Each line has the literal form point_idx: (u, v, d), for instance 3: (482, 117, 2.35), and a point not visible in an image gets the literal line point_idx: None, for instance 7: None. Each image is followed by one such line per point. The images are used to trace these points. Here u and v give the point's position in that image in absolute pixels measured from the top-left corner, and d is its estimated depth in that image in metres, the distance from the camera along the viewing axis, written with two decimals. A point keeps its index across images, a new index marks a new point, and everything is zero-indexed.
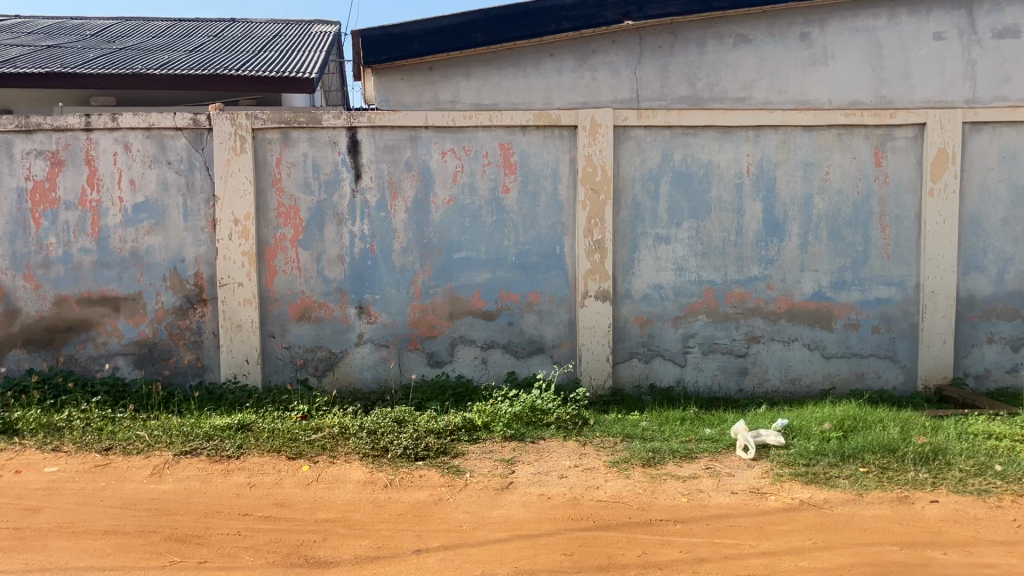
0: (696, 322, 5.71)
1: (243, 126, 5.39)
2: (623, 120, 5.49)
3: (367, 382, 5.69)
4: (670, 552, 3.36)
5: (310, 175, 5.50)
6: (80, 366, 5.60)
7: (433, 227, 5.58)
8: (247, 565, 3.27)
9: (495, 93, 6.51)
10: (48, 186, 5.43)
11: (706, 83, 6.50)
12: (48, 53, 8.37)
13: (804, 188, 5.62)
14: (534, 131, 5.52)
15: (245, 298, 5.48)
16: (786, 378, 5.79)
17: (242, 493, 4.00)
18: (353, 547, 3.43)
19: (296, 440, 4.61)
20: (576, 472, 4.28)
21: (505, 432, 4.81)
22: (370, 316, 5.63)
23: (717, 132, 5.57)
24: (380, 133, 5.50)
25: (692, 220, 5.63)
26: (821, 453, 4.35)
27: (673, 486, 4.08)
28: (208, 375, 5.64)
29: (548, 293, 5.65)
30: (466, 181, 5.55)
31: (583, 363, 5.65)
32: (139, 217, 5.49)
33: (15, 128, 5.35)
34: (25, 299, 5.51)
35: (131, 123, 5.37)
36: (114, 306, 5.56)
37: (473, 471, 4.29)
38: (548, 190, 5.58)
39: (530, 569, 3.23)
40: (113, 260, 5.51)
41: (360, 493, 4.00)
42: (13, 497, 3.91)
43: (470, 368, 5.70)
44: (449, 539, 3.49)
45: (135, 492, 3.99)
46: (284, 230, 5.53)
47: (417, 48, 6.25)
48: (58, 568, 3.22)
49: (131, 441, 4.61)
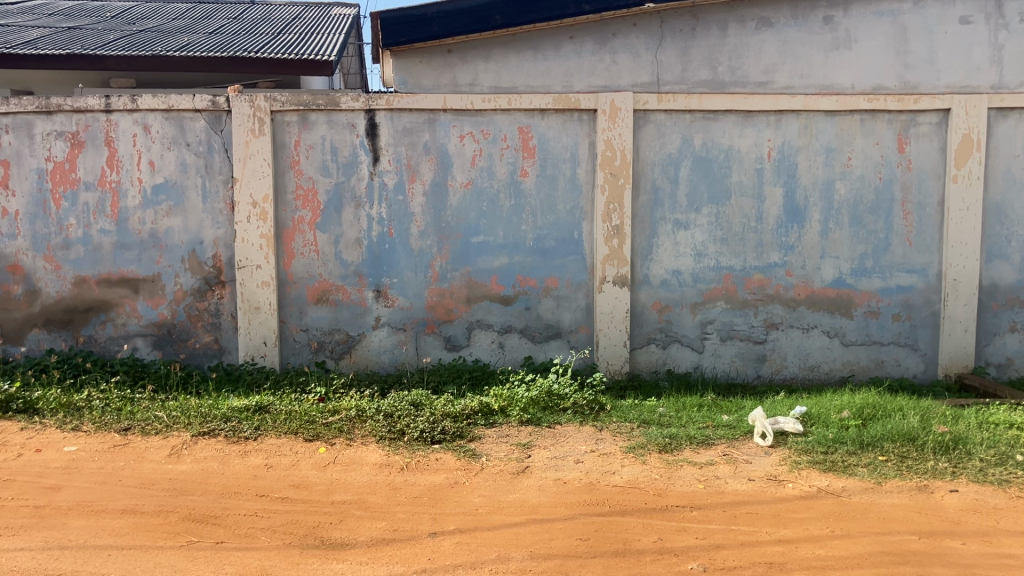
0: (714, 308, 5.68)
1: (262, 108, 5.38)
2: (643, 103, 5.44)
3: (384, 366, 5.70)
4: (685, 538, 3.35)
5: (328, 157, 5.49)
6: (99, 347, 5.64)
7: (451, 211, 5.56)
8: (264, 546, 3.28)
9: (514, 76, 6.48)
10: (68, 167, 5.45)
11: (728, 66, 6.39)
12: (68, 34, 8.38)
13: (825, 173, 5.56)
14: (553, 115, 5.49)
15: (263, 280, 5.49)
16: (804, 365, 5.75)
17: (259, 474, 4.02)
18: (370, 529, 3.44)
19: (313, 423, 4.63)
20: (592, 457, 4.28)
21: (522, 416, 4.81)
22: (388, 299, 5.63)
23: (737, 117, 5.51)
24: (399, 116, 5.48)
25: (712, 206, 5.59)
26: (840, 441, 4.33)
27: (690, 472, 4.06)
28: (226, 357, 5.66)
29: (566, 277, 5.63)
30: (484, 165, 5.52)
31: (600, 349, 5.63)
32: (158, 198, 5.50)
33: (36, 109, 5.38)
34: (46, 280, 5.56)
35: (149, 105, 5.38)
36: (133, 288, 5.59)
37: (489, 455, 4.29)
38: (567, 174, 5.55)
39: (545, 553, 3.22)
40: (132, 242, 5.54)
41: (377, 476, 4.02)
42: (34, 476, 3.94)
43: (487, 352, 5.70)
44: (464, 522, 3.49)
45: (154, 471, 4.02)
46: (302, 213, 5.53)
47: (437, 31, 6.23)
48: (77, 545, 3.25)
49: (149, 422, 4.64)
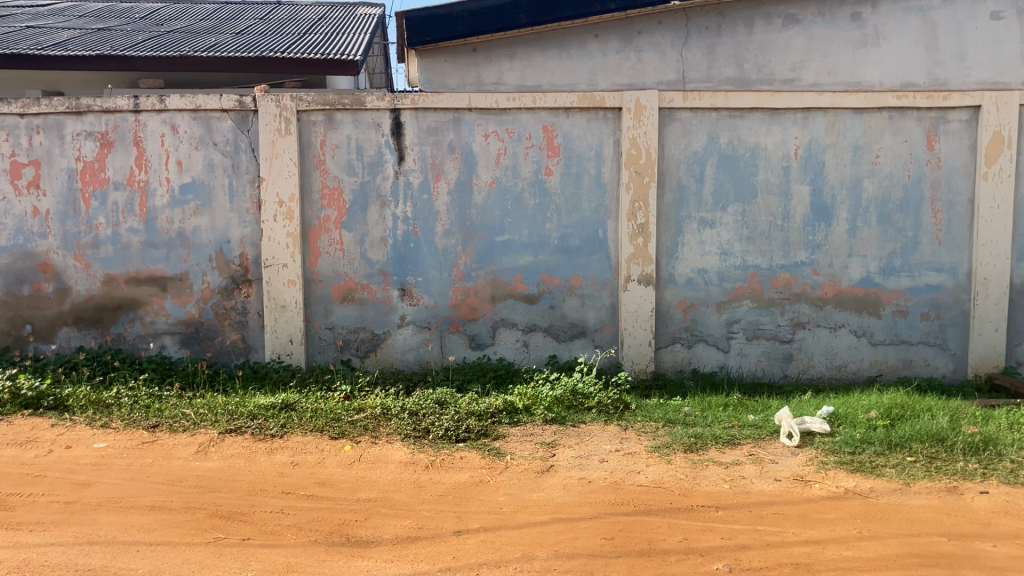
0: (741, 307, 5.65)
1: (288, 108, 5.42)
2: (668, 101, 5.42)
3: (409, 364, 5.72)
4: (711, 539, 3.33)
5: (353, 156, 5.51)
6: (128, 345, 5.70)
7: (476, 210, 5.57)
8: (290, 543, 3.30)
9: (539, 74, 6.47)
10: (97, 166, 5.51)
11: (754, 64, 6.34)
12: (98, 36, 8.47)
13: (853, 171, 5.51)
14: (578, 113, 5.48)
15: (289, 279, 5.52)
16: (832, 365, 5.70)
17: (285, 472, 4.05)
18: (395, 527, 3.45)
19: (338, 421, 4.65)
20: (617, 456, 4.27)
21: (546, 415, 4.81)
22: (413, 298, 5.65)
23: (764, 114, 5.46)
24: (424, 115, 5.49)
25: (738, 204, 5.55)
26: (867, 441, 4.29)
27: (715, 472, 4.04)
28: (253, 355, 5.70)
29: (590, 276, 5.61)
30: (509, 163, 5.52)
31: (625, 348, 5.61)
32: (185, 197, 5.55)
33: (66, 110, 5.45)
34: (75, 278, 5.63)
35: (177, 105, 5.43)
36: (162, 286, 5.64)
37: (514, 454, 4.29)
38: (592, 172, 5.53)
39: (570, 552, 3.22)
40: (160, 241, 5.59)
41: (402, 474, 4.03)
42: (64, 472, 3.99)
43: (511, 351, 5.70)
44: (489, 520, 3.50)
45: (181, 469, 4.06)
46: (328, 211, 5.55)
47: (462, 30, 6.24)
48: (106, 541, 3.28)
49: (177, 419, 4.69)
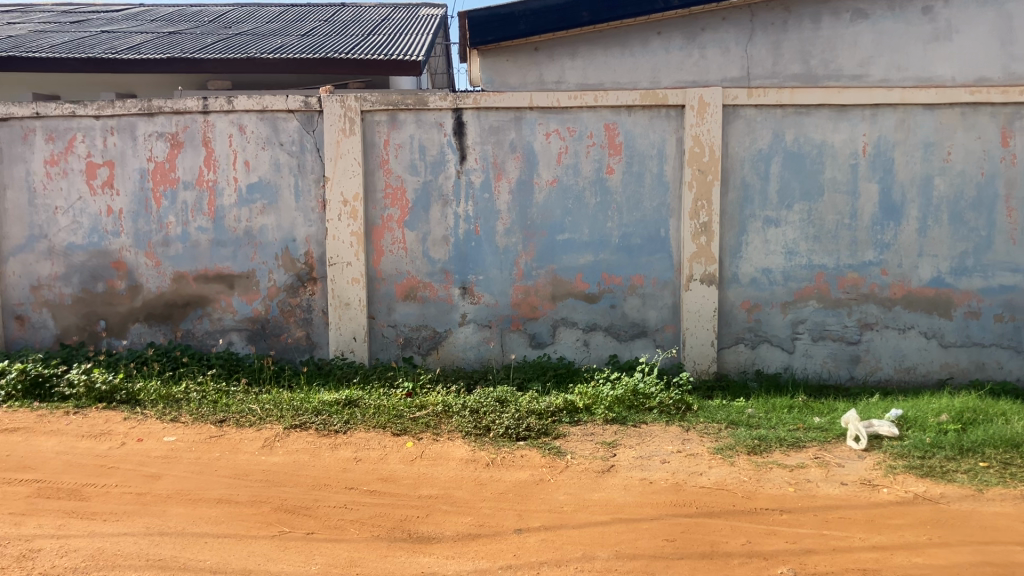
0: (806, 308, 5.55)
1: (352, 108, 5.48)
2: (733, 98, 5.35)
3: (470, 362, 5.74)
4: (775, 542, 3.28)
5: (416, 156, 5.56)
6: (196, 341, 5.83)
7: (537, 209, 5.57)
8: (353, 538, 3.34)
9: (601, 72, 6.45)
10: (168, 166, 5.64)
11: (821, 60, 6.24)
12: (168, 39, 8.68)
13: (923, 169, 5.38)
14: (640, 111, 5.44)
15: (353, 277, 5.59)
16: (900, 367, 5.57)
17: (349, 467, 4.10)
18: (456, 524, 3.47)
19: (400, 417, 4.70)
20: (679, 457, 4.23)
21: (607, 415, 4.78)
22: (473, 296, 5.67)
23: (831, 111, 5.36)
24: (485, 114, 5.50)
25: (804, 203, 5.45)
26: (938, 445, 4.18)
27: (779, 475, 3.97)
28: (317, 351, 5.79)
29: (652, 275, 5.58)
30: (570, 162, 5.51)
31: (687, 348, 5.56)
32: (252, 196, 5.65)
33: (138, 111, 5.59)
34: (146, 275, 5.77)
35: (244, 106, 5.53)
36: (229, 284, 5.75)
37: (575, 453, 4.28)
38: (654, 170, 5.49)
39: (631, 553, 3.20)
40: (228, 239, 5.71)
41: (463, 471, 4.05)
42: (135, 464, 4.10)
43: (571, 350, 5.69)
44: (550, 519, 3.50)
45: (248, 463, 4.14)
46: (391, 211, 5.61)
47: (524, 29, 6.24)
48: (176, 532, 3.36)
49: (244, 414, 4.78)
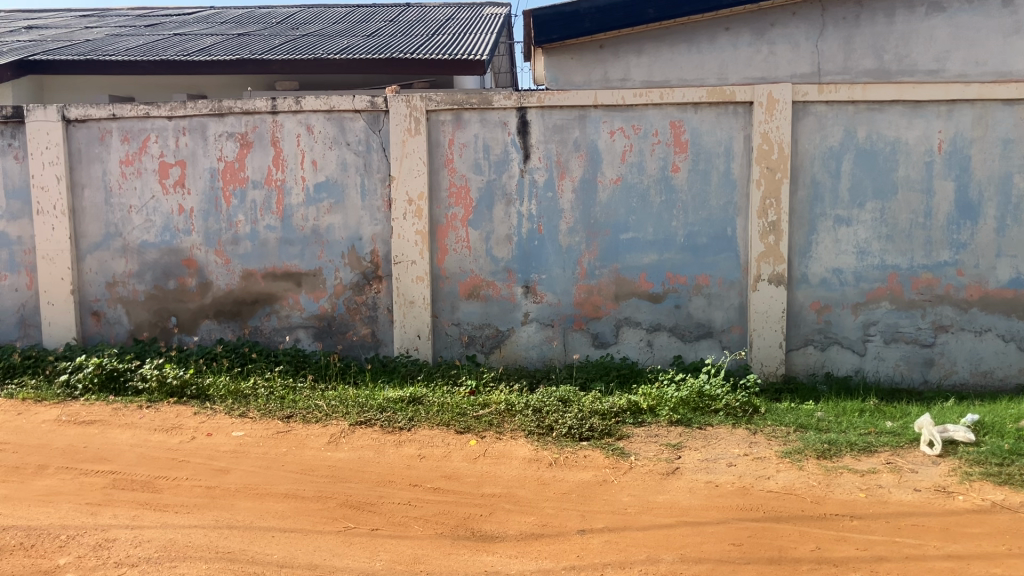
0: (878, 309, 5.42)
1: (418, 108, 5.51)
2: (803, 95, 5.24)
3: (532, 361, 5.73)
4: (845, 549, 3.21)
5: (480, 155, 5.57)
6: (264, 337, 5.93)
7: (601, 208, 5.53)
8: (417, 535, 3.36)
9: (667, 69, 6.37)
10: (237, 166, 5.75)
11: (895, 55, 6.09)
12: (237, 41, 8.84)
13: (1002, 167, 5.20)
14: (706, 108, 5.37)
15: (417, 275, 5.63)
16: (977, 371, 5.41)
17: (413, 464, 4.12)
18: (519, 523, 3.47)
19: (463, 415, 4.71)
20: (745, 461, 4.16)
21: (672, 417, 4.73)
22: (537, 295, 5.66)
23: (905, 107, 5.22)
24: (550, 113, 5.49)
25: (877, 201, 5.32)
26: (1017, 453, 4.04)
27: (850, 480, 3.88)
28: (382, 349, 5.84)
29: (718, 275, 5.50)
30: (635, 160, 5.46)
31: (754, 349, 5.47)
32: (320, 196, 5.72)
33: (209, 112, 5.70)
34: (217, 273, 5.89)
35: (312, 106, 5.60)
36: (297, 281, 5.84)
37: (639, 455, 4.24)
38: (721, 168, 5.41)
39: (697, 557, 3.16)
40: (296, 238, 5.79)
41: (525, 470, 4.04)
42: (205, 458, 4.18)
43: (635, 350, 5.65)
44: (614, 521, 3.47)
45: (314, 458, 4.19)
46: (455, 210, 5.62)
47: (589, 26, 6.20)
48: (244, 526, 3.42)
49: (311, 410, 4.84)
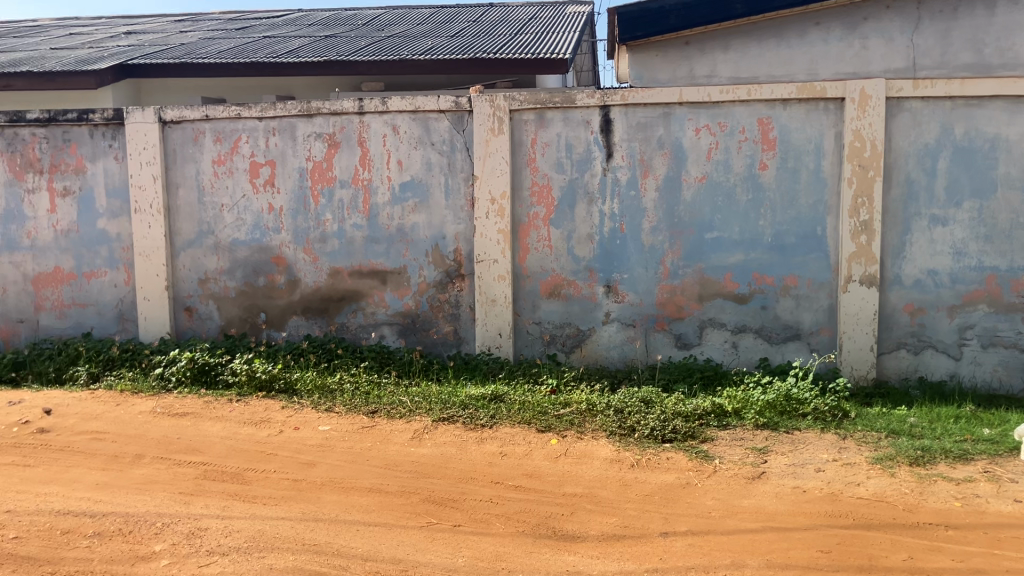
0: (976, 312, 5.23)
1: (501, 108, 5.53)
2: (897, 90, 5.09)
3: (614, 361, 5.70)
4: (940, 559, 3.10)
5: (563, 154, 5.56)
6: (350, 334, 6.02)
7: (685, 206, 5.46)
8: (499, 532, 3.37)
9: (755, 65, 6.26)
10: (325, 165, 5.86)
11: (996, 48, 5.91)
12: (325, 43, 9.01)
13: None
14: (796, 105, 5.25)
15: (500, 274, 5.66)
16: None
17: (495, 462, 4.14)
18: (601, 524, 3.45)
19: (545, 414, 4.71)
20: (834, 466, 4.06)
21: (757, 420, 4.64)
22: (619, 295, 5.63)
23: (1006, 103, 5.02)
24: (634, 111, 5.45)
25: (974, 200, 5.14)
26: None
27: (945, 488, 3.75)
28: (464, 347, 5.87)
29: (807, 276, 5.38)
30: (720, 159, 5.38)
31: (844, 352, 5.33)
32: (405, 195, 5.80)
33: (299, 113, 5.82)
34: (304, 270, 6.01)
35: (398, 106, 5.68)
36: (382, 279, 5.92)
37: (723, 458, 4.18)
38: (810, 167, 5.29)
39: (784, 563, 3.09)
40: (381, 237, 5.87)
41: (607, 471, 4.02)
42: (292, 452, 4.28)
43: (719, 352, 5.57)
44: (698, 524, 3.42)
45: (398, 454, 4.24)
46: (537, 209, 5.63)
47: (675, 23, 6.13)
48: (329, 519, 3.48)
49: (394, 406, 4.90)
